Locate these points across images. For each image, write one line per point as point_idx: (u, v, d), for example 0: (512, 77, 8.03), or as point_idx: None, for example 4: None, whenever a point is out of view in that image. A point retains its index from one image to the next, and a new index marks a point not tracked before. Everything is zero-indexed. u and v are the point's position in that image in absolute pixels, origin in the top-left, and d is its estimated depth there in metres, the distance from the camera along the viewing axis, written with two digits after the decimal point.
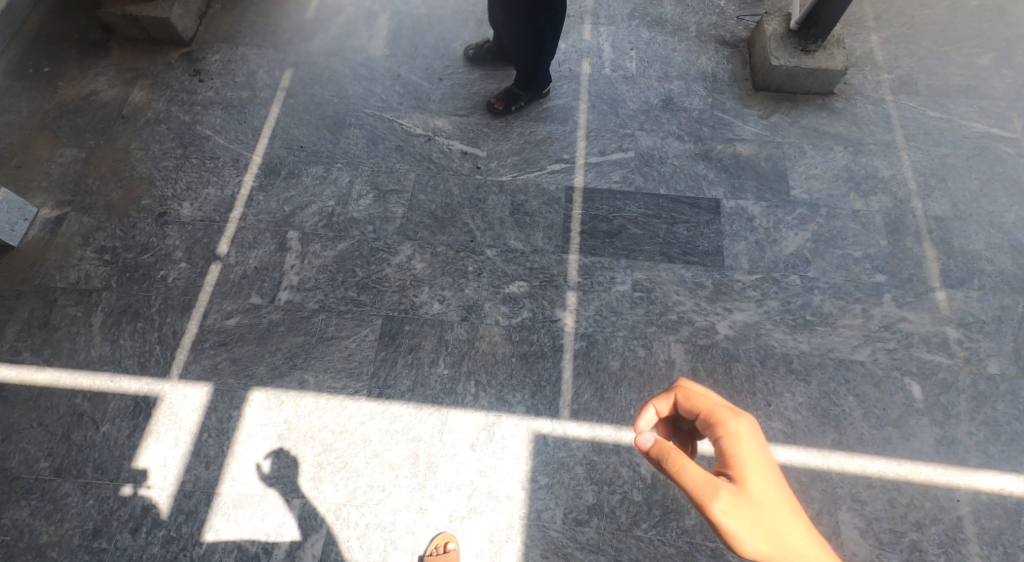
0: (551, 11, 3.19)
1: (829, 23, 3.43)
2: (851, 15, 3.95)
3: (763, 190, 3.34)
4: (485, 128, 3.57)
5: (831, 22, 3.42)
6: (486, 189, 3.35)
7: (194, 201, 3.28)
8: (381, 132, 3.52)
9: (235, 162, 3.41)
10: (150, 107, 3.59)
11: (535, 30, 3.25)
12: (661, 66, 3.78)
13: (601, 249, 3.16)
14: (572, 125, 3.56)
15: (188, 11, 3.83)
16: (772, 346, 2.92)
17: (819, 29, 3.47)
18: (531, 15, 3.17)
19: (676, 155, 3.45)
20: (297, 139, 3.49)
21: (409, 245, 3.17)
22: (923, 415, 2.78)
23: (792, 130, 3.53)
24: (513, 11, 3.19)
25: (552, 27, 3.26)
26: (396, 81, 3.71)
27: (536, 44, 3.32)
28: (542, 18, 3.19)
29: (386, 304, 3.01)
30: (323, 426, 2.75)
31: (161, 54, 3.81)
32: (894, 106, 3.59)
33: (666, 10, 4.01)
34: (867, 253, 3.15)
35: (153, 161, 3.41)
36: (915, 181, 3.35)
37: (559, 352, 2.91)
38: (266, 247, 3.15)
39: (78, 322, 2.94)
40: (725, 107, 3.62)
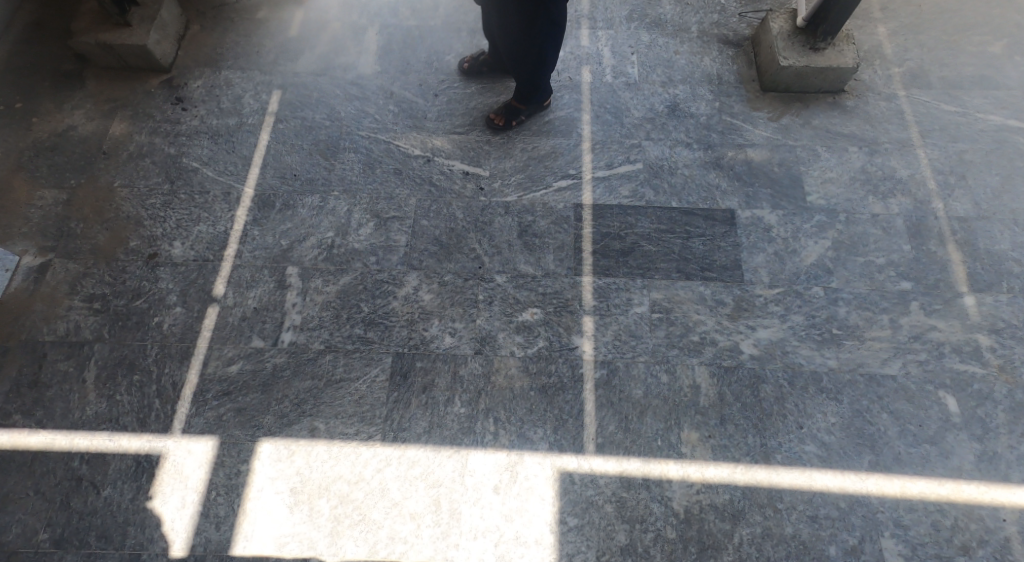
0: (550, 22, 3.05)
1: (845, 12, 3.26)
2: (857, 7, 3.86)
3: (778, 198, 3.22)
4: (486, 145, 3.46)
5: (850, 8, 3.24)
6: (492, 211, 3.24)
7: (185, 240, 3.14)
8: (377, 155, 3.42)
9: (226, 196, 3.28)
10: (132, 140, 3.45)
11: (535, 42, 3.11)
12: (664, 71, 3.69)
13: (615, 269, 3.05)
14: (577, 138, 3.46)
15: (165, 35, 3.67)
16: (800, 364, 2.81)
17: (833, 20, 3.31)
18: (532, 31, 3.05)
19: (686, 165, 3.35)
20: (290, 168, 3.38)
21: (414, 275, 3.05)
22: (960, 430, 2.69)
23: (804, 132, 3.42)
24: (510, 24, 3.05)
25: (552, 37, 3.13)
26: (390, 100, 3.61)
27: (537, 58, 3.20)
28: (543, 32, 3.07)
29: (395, 341, 2.87)
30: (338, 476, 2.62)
31: (140, 82, 3.64)
32: (906, 102, 3.48)
33: (665, 10, 3.92)
34: (891, 259, 3.03)
35: (138, 199, 3.26)
36: (934, 180, 3.23)
37: (579, 382, 2.78)
38: (265, 286, 3.02)
39: (70, 378, 2.78)
40: (733, 110, 3.52)
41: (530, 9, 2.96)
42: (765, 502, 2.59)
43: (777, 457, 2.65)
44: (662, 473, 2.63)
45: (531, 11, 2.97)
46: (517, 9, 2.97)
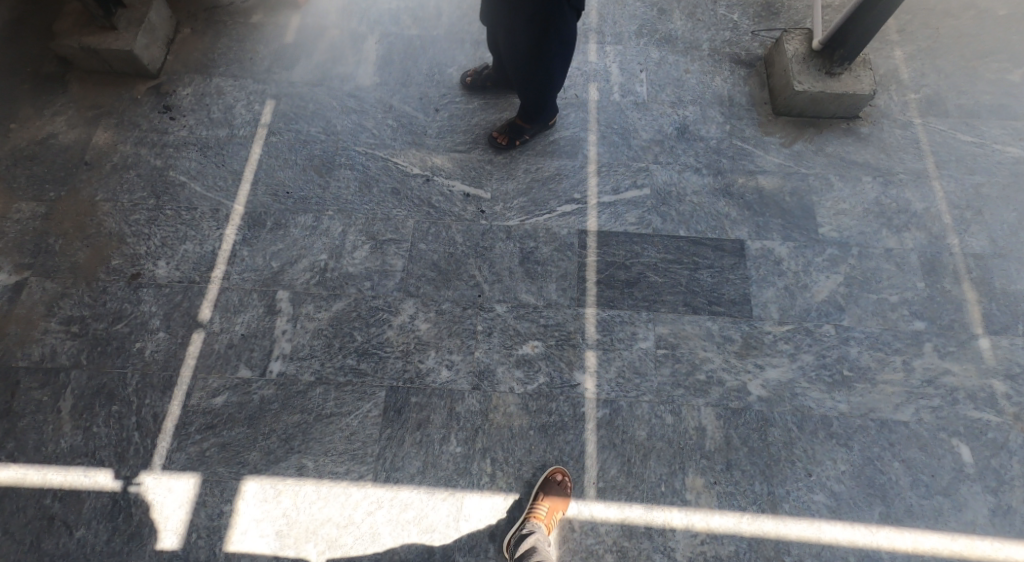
0: (560, 43, 2.89)
1: (867, 37, 3.15)
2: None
3: (790, 228, 3.12)
4: (488, 165, 3.35)
5: (872, 32, 3.13)
6: (492, 235, 3.13)
7: (170, 259, 3.00)
8: (374, 173, 3.30)
9: (215, 214, 3.15)
10: (116, 150, 3.30)
11: (542, 60, 2.96)
12: (674, 90, 3.61)
13: (619, 301, 2.94)
14: (582, 160, 3.36)
15: (153, 39, 3.52)
16: (810, 408, 2.71)
17: (852, 45, 3.19)
18: (538, 49, 2.90)
19: (695, 192, 3.26)
20: (282, 185, 3.24)
21: (411, 303, 2.93)
22: (974, 481, 2.60)
23: (818, 160, 3.33)
24: (518, 38, 2.90)
25: (561, 59, 2.97)
26: (388, 113, 3.49)
27: (544, 77, 3.04)
28: (551, 52, 2.91)
29: (389, 373, 2.75)
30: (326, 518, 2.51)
31: (126, 87, 3.50)
32: (922, 130, 3.40)
33: (676, 26, 3.85)
34: (904, 297, 2.92)
35: (122, 214, 3.12)
36: (950, 214, 3.13)
37: (580, 422, 2.67)
38: (254, 311, 2.89)
39: (44, 408, 2.65)
40: (744, 134, 3.44)
41: (540, 26, 2.81)
42: (772, 554, 2.49)
43: (784, 507, 2.56)
44: (665, 521, 2.53)
45: (540, 27, 2.82)
46: (526, 24, 2.82)
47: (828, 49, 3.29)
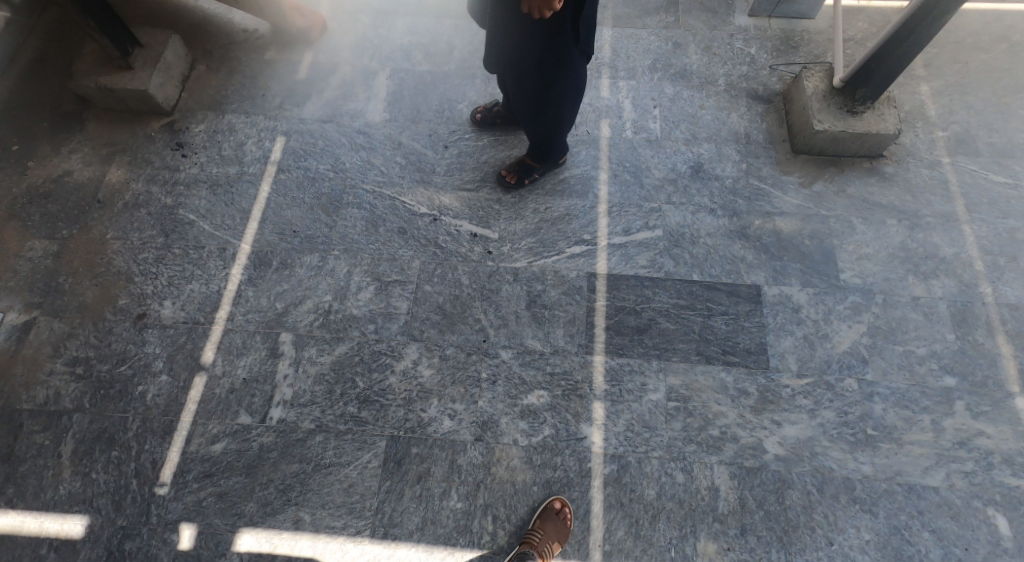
0: (569, 85, 2.67)
1: (890, 78, 3.05)
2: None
3: (809, 273, 3.00)
4: (497, 204, 3.28)
5: (896, 74, 3.02)
6: (499, 277, 3.06)
7: (176, 300, 2.98)
8: (381, 212, 3.26)
9: (221, 252, 3.13)
10: (128, 188, 3.31)
11: (552, 100, 2.75)
12: (688, 127, 3.52)
13: (629, 349, 2.83)
14: (593, 199, 3.29)
15: (169, 77, 3.54)
16: (831, 469, 2.57)
17: (875, 86, 3.09)
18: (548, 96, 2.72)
19: (709, 234, 3.15)
20: (289, 223, 3.22)
21: (414, 348, 2.86)
22: (1011, 555, 2.45)
23: (838, 201, 3.22)
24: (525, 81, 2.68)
25: (571, 100, 2.75)
26: (397, 151, 3.47)
27: (553, 124, 2.87)
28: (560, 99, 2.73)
29: (390, 422, 2.68)
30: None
31: (141, 125, 3.52)
32: (951, 170, 3.26)
33: (691, 60, 3.77)
34: (932, 349, 2.78)
35: (130, 252, 3.11)
36: (982, 261, 2.98)
37: (586, 479, 2.58)
38: (256, 354, 2.84)
39: (45, 452, 2.63)
40: (761, 173, 3.33)
41: (548, 69, 2.60)
42: None
43: None
44: None
45: (549, 70, 2.60)
46: (533, 66, 2.60)
47: (850, 88, 3.19)
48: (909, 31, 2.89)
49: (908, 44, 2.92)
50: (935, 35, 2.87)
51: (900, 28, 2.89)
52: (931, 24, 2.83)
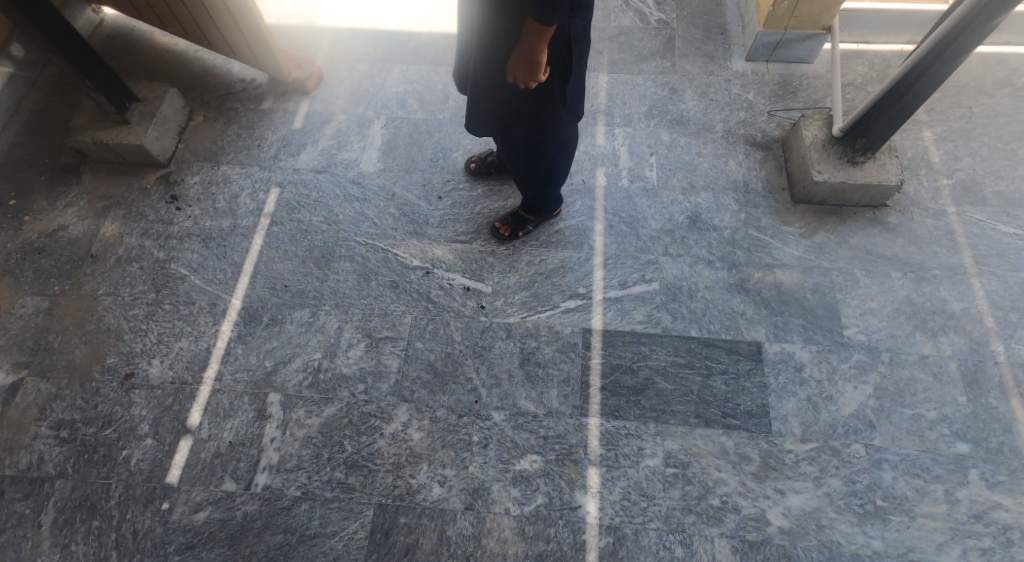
0: (559, 142, 2.59)
1: (890, 130, 2.97)
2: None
3: (811, 330, 2.92)
4: (490, 256, 3.23)
5: (896, 126, 2.94)
6: (492, 333, 2.99)
7: (164, 358, 2.93)
8: (374, 265, 3.21)
9: (212, 308, 3.08)
10: (122, 242, 3.27)
11: (543, 158, 2.68)
12: (685, 175, 3.46)
13: (625, 411, 2.76)
14: (588, 251, 3.22)
15: (165, 129, 3.53)
16: (838, 543, 2.49)
17: (875, 136, 3.02)
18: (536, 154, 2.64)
19: (708, 287, 3.07)
20: (281, 277, 3.17)
21: (405, 409, 2.79)
22: None
23: (841, 252, 3.14)
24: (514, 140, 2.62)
25: (561, 157, 2.67)
26: (391, 202, 3.43)
27: (544, 179, 2.80)
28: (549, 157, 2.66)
29: (378, 489, 2.63)
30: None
31: (136, 177, 3.50)
32: (957, 220, 3.18)
33: (687, 106, 3.73)
34: (943, 413, 2.68)
35: (121, 309, 3.07)
36: (993, 317, 2.90)
37: (580, 551, 2.52)
38: (244, 416, 2.78)
39: (27, 522, 2.60)
40: (760, 223, 3.26)
41: (536, 128, 2.52)
42: None
43: None
44: None
45: (538, 130, 2.52)
46: (522, 128, 2.54)
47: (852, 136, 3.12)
48: (909, 82, 2.81)
49: (910, 96, 2.84)
50: (933, 91, 2.80)
51: (899, 81, 2.82)
52: (929, 78, 2.76)
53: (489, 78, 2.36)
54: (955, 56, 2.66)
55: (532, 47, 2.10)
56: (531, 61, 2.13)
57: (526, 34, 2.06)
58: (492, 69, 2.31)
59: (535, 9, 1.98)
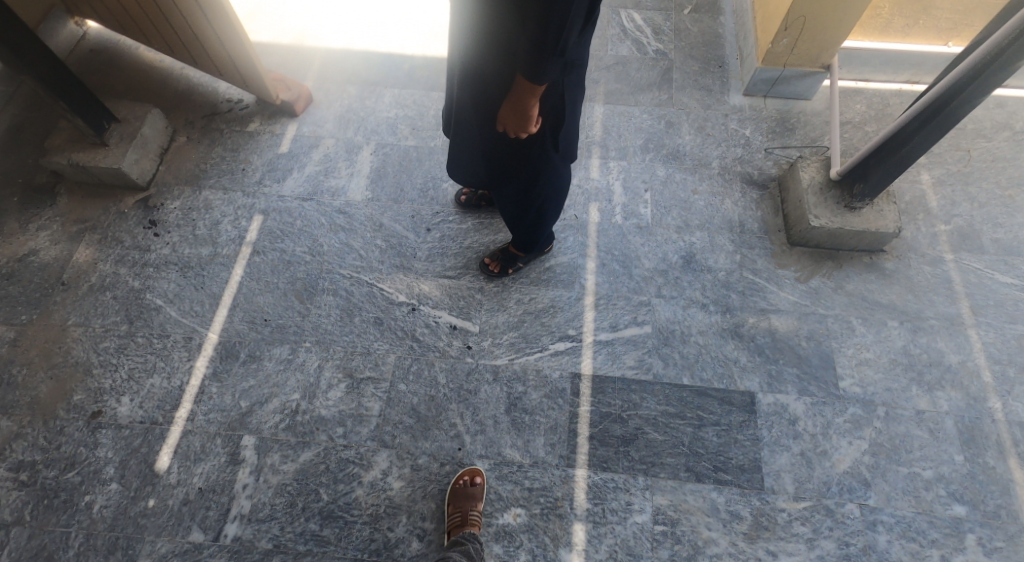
0: (552, 186, 2.40)
1: (902, 164, 2.85)
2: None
3: (806, 380, 2.85)
4: (478, 293, 3.13)
5: (910, 162, 2.82)
6: (478, 376, 2.90)
7: (134, 395, 2.81)
8: (358, 300, 3.10)
9: (187, 342, 2.96)
10: (95, 269, 3.14)
11: (533, 202, 2.49)
12: (680, 213, 3.38)
13: (614, 462, 2.68)
14: (579, 290, 3.13)
15: (145, 151, 3.40)
16: None
17: (884, 172, 2.89)
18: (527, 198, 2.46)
19: (701, 331, 3.00)
20: (261, 311, 3.06)
21: (385, 456, 2.70)
22: None
23: (837, 298, 3.07)
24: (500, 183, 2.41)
25: (555, 199, 2.49)
26: (378, 232, 3.33)
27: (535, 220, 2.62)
28: (541, 200, 2.47)
29: (354, 542, 2.55)
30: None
31: (114, 200, 3.37)
32: (955, 268, 3.11)
33: (684, 140, 3.66)
34: (939, 473, 2.62)
35: (91, 341, 2.94)
36: (990, 371, 2.83)
37: None
38: (215, 460, 2.68)
39: None
40: (755, 266, 3.19)
41: (526, 174, 2.32)
42: None
43: None
44: None
45: (529, 176, 2.33)
46: (510, 175, 2.35)
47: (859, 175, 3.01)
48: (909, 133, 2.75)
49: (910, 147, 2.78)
50: (954, 125, 2.67)
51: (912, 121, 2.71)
52: (951, 114, 2.64)
53: (475, 119, 2.15)
54: (977, 93, 2.55)
55: (521, 100, 1.94)
56: (520, 113, 1.97)
57: (515, 88, 1.92)
58: (478, 115, 2.11)
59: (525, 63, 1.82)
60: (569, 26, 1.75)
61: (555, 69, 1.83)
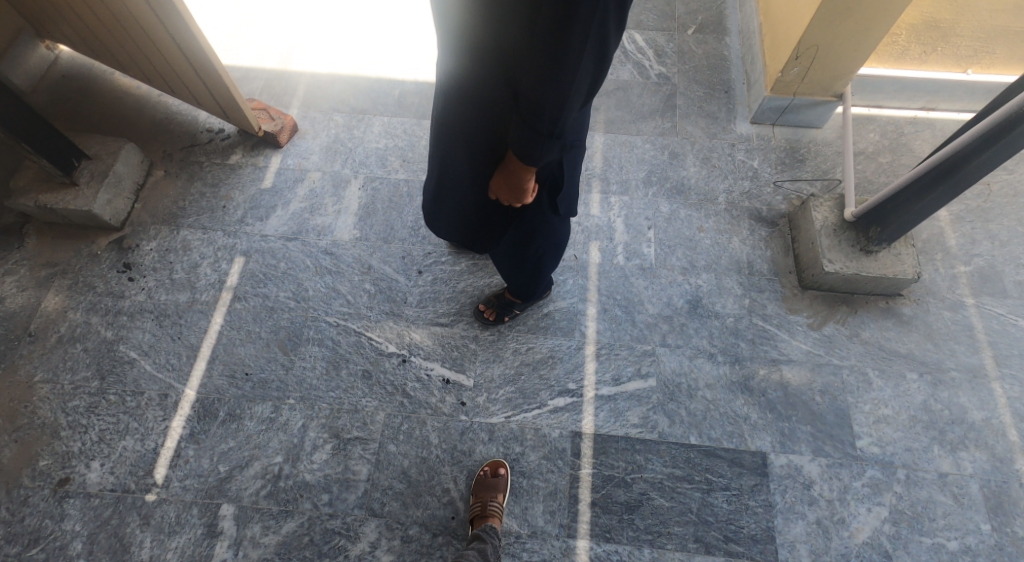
0: (550, 243, 2.24)
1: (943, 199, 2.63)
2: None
3: (821, 438, 2.69)
4: (472, 342, 2.96)
5: (962, 189, 2.53)
6: (472, 435, 2.73)
7: (105, 460, 2.64)
8: (345, 351, 2.93)
9: (162, 399, 2.78)
10: (65, 318, 2.96)
11: (529, 257, 2.33)
12: (686, 252, 3.21)
13: (618, 532, 2.55)
14: (579, 339, 2.96)
15: (119, 190, 3.21)
16: None
17: (927, 203, 2.63)
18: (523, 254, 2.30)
19: (708, 384, 2.83)
20: (241, 364, 2.88)
21: (374, 525, 2.56)
22: None
23: (852, 347, 2.90)
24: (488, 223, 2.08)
25: (552, 255, 2.33)
26: (367, 275, 3.16)
27: (532, 275, 2.46)
28: (538, 256, 2.31)
29: None
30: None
31: (86, 241, 3.17)
32: (977, 314, 2.95)
33: (688, 172, 3.48)
34: (964, 543, 2.48)
35: (59, 400, 2.76)
36: (1016, 429, 2.68)
37: None
38: (190, 532, 2.54)
39: None
40: (765, 311, 3.02)
41: (522, 232, 2.16)
42: None
43: None
44: None
45: (524, 234, 2.17)
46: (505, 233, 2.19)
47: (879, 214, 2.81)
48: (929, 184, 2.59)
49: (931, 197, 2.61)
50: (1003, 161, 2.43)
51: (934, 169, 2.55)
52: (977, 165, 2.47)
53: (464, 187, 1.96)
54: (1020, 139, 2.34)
55: (515, 173, 1.77)
56: (514, 190, 1.81)
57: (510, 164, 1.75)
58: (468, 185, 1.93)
59: (520, 145, 1.65)
60: (567, 109, 1.58)
61: (553, 153, 1.66)
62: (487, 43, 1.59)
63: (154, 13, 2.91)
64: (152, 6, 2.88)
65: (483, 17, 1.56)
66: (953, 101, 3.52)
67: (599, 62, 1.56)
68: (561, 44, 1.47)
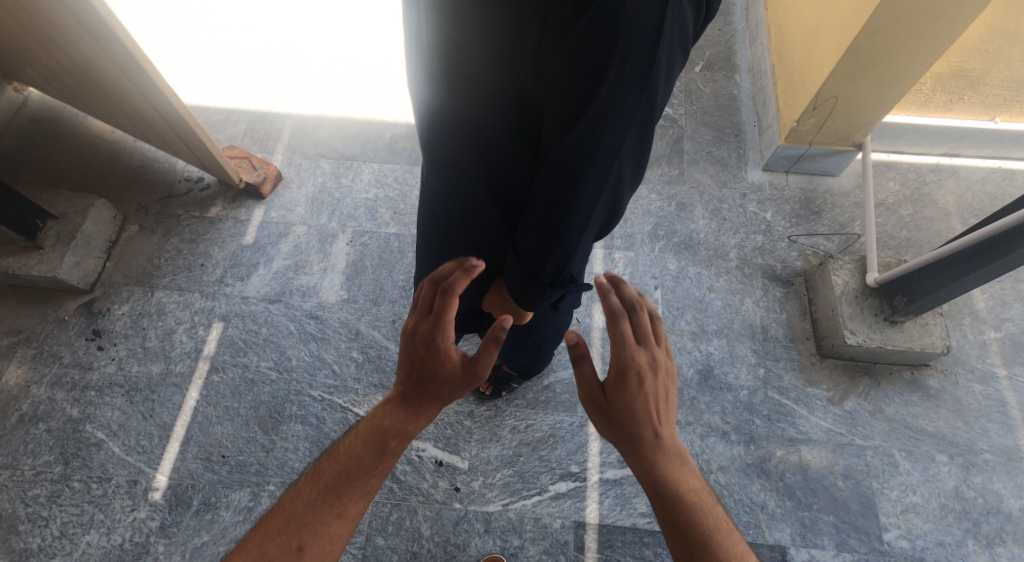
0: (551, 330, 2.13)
1: (952, 295, 2.51)
2: (936, 236, 3.17)
3: (845, 530, 2.51)
4: (468, 419, 2.74)
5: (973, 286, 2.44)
6: (467, 526, 2.54)
7: (67, 558, 2.47)
8: (330, 429, 2.74)
9: (131, 486, 2.59)
10: (27, 394, 2.75)
11: (529, 345, 2.22)
12: (695, 316, 3.01)
13: None
14: (582, 415, 2.76)
15: (89, 249, 3.01)
16: None
17: (934, 298, 2.52)
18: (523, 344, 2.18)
19: (721, 467, 2.63)
20: (218, 445, 2.68)
21: None
22: None
23: (876, 425, 2.69)
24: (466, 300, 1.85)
25: (553, 339, 2.22)
26: (354, 342, 2.97)
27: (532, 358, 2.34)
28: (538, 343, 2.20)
29: None
30: (356, 442, 1.64)
31: (54, 305, 2.96)
32: (1010, 387, 2.74)
33: (697, 225, 3.28)
34: None
35: (20, 489, 2.57)
36: None
37: None
38: None
39: None
40: (782, 382, 2.81)
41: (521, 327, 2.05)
42: None
43: None
44: None
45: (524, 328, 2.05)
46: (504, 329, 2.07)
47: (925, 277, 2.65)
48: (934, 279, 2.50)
49: (937, 293, 2.51)
50: (1011, 264, 2.34)
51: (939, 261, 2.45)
52: (984, 263, 2.37)
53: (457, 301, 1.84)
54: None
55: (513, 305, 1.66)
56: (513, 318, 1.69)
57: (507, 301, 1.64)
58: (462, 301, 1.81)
59: (519, 295, 1.54)
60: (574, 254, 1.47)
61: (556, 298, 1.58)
62: (482, 80, 1.35)
63: (123, 73, 2.71)
64: (121, 69, 2.69)
65: (472, 38, 1.32)
66: (978, 148, 3.31)
67: (615, 201, 1.45)
68: (578, 181, 1.34)
